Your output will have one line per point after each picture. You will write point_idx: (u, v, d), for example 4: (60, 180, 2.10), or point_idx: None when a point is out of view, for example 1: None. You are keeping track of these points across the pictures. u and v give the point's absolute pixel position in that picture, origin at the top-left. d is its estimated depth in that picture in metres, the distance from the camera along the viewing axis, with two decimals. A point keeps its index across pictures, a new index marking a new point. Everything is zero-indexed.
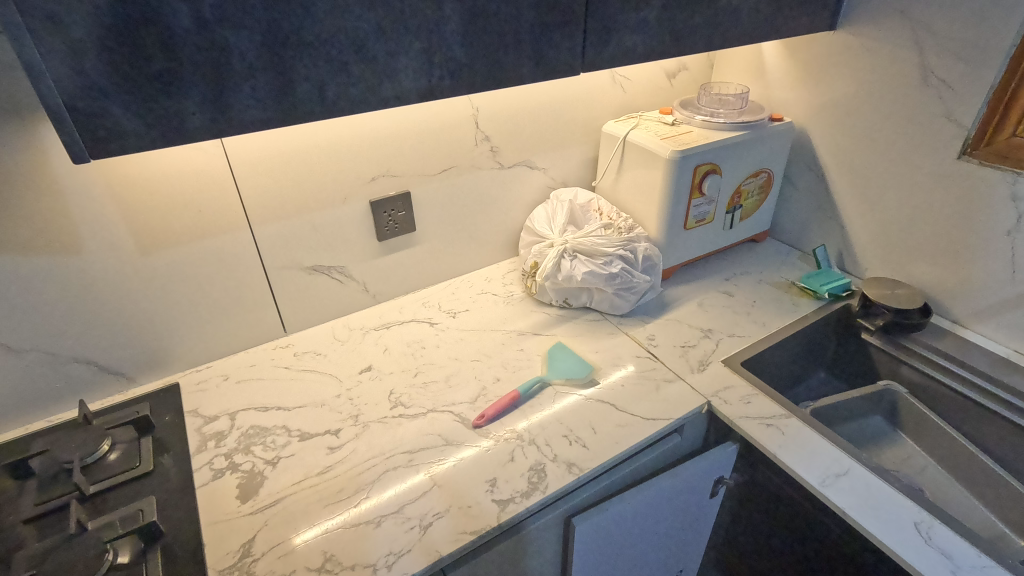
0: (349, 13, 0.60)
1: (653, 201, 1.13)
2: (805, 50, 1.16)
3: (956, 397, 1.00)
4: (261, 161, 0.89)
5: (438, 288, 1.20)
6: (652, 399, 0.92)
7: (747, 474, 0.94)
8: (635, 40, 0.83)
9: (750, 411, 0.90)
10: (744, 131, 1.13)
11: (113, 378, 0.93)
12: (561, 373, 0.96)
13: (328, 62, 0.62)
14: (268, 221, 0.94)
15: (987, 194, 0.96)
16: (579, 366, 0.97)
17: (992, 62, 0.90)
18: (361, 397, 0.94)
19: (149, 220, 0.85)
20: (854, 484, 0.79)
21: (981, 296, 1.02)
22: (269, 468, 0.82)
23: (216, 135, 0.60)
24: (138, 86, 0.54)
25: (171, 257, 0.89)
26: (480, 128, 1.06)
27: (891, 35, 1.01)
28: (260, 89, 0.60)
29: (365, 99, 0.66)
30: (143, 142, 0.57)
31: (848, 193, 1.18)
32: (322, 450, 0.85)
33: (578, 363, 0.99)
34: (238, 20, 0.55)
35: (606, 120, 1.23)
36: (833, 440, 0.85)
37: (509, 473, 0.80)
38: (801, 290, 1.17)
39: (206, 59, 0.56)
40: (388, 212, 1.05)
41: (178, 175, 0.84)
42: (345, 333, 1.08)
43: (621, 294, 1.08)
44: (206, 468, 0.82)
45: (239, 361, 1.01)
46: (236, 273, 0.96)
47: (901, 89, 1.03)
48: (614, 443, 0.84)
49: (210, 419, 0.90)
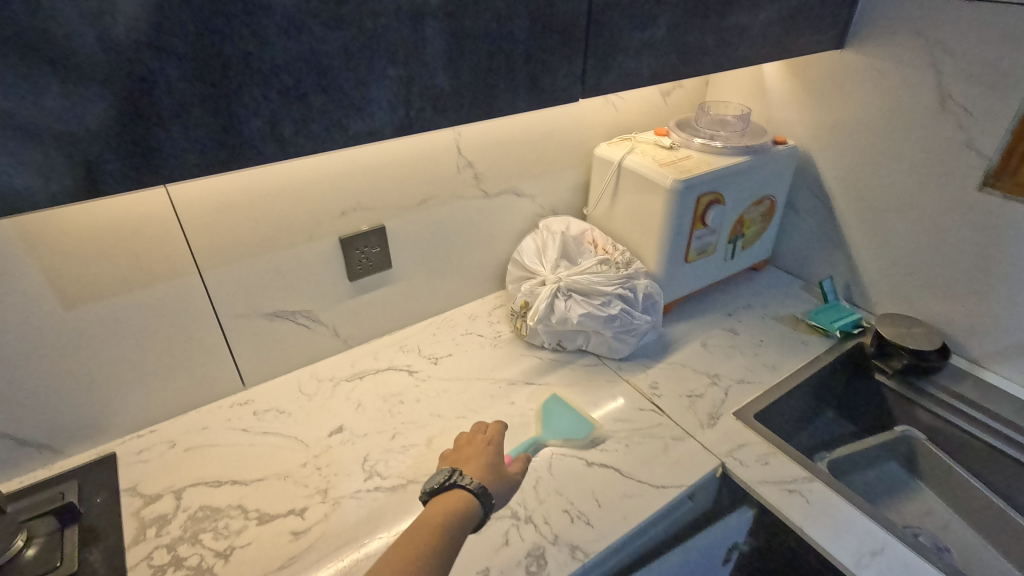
0: (310, 34, 0.49)
1: (653, 232, 1.04)
2: (809, 70, 1.08)
3: (980, 446, 0.93)
4: (210, 198, 0.76)
5: (418, 328, 1.09)
6: (661, 462, 0.82)
7: (764, 541, 0.84)
8: (641, 62, 0.73)
9: (769, 474, 0.81)
10: (748, 157, 1.05)
11: (35, 451, 0.79)
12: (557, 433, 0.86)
13: (284, 94, 0.50)
14: (220, 265, 0.82)
15: (1011, 229, 0.89)
16: (577, 424, 0.87)
17: (1018, 88, 0.83)
18: (331, 466, 0.82)
19: (74, 269, 0.72)
20: (892, 565, 0.70)
21: (1004, 336, 0.95)
22: (221, 562, 0.70)
23: (141, 185, 0.48)
24: (31, 129, 0.42)
25: (104, 311, 0.76)
26: (464, 154, 0.96)
27: (905, 56, 0.94)
28: (195, 127, 0.48)
29: (331, 136, 0.55)
30: (41, 198, 0.44)
31: (855, 222, 1.11)
32: (284, 536, 0.73)
33: (576, 419, 0.88)
34: (165, 44, 0.44)
35: (598, 143, 1.13)
36: (863, 509, 0.76)
37: (504, 562, 0.69)
38: (810, 326, 1.10)
39: (123, 92, 0.44)
40: (360, 249, 0.93)
41: (108, 217, 0.71)
42: (313, 384, 0.96)
43: (620, 337, 0.98)
44: (143, 565, 0.69)
45: (189, 423, 0.88)
46: (183, 324, 0.83)
47: (916, 115, 0.96)
48: (622, 519, 0.74)
49: (152, 499, 0.77)
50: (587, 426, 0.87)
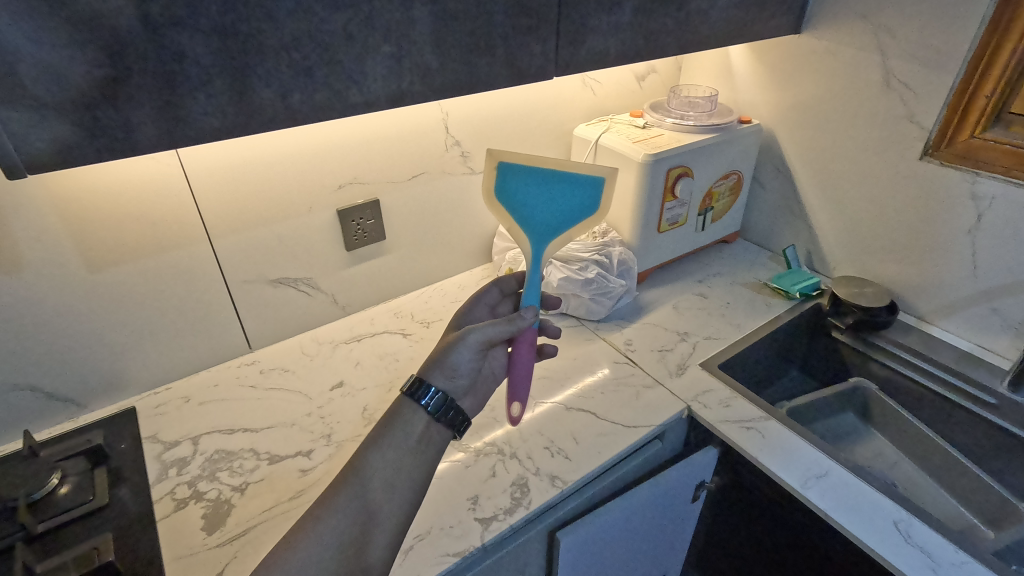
0: (314, 15, 0.57)
1: (627, 204, 1.12)
2: (772, 53, 1.17)
3: (923, 393, 1.02)
4: (219, 169, 0.84)
5: (411, 297, 1.17)
6: (633, 406, 0.91)
7: (728, 475, 0.94)
8: (609, 43, 0.81)
9: (730, 415, 0.90)
10: (715, 134, 1.13)
11: (61, 405, 0.87)
12: (572, 218, 0.77)
13: (291, 67, 0.58)
14: (228, 234, 0.89)
15: (948, 194, 0.98)
16: (592, 203, 0.76)
17: (951, 65, 0.92)
18: (334, 415, 0.90)
19: (96, 236, 0.79)
20: (834, 485, 0.79)
21: (945, 293, 1.04)
22: (237, 495, 0.78)
23: (169, 144, 0.56)
24: (80, 93, 0.49)
25: (124, 274, 0.83)
26: (451, 132, 1.04)
27: (855, 39, 1.03)
28: (217, 95, 0.55)
29: (333, 105, 0.63)
30: (87, 156, 0.52)
31: (815, 194, 1.20)
32: (294, 473, 0.81)
33: (564, 181, 0.75)
34: (191, 22, 0.51)
35: (577, 123, 1.21)
36: (812, 441, 0.85)
37: (490, 489, 0.77)
38: (773, 290, 1.19)
39: (158, 64, 0.51)
40: (357, 221, 1.01)
41: (129, 187, 0.78)
42: (315, 347, 1.04)
43: (597, 299, 1.07)
44: (168, 498, 0.77)
45: (201, 382, 0.96)
46: (196, 288, 0.91)
47: (865, 92, 1.05)
48: (598, 453, 0.83)
49: (171, 444, 0.85)
50: (501, 176, 0.77)
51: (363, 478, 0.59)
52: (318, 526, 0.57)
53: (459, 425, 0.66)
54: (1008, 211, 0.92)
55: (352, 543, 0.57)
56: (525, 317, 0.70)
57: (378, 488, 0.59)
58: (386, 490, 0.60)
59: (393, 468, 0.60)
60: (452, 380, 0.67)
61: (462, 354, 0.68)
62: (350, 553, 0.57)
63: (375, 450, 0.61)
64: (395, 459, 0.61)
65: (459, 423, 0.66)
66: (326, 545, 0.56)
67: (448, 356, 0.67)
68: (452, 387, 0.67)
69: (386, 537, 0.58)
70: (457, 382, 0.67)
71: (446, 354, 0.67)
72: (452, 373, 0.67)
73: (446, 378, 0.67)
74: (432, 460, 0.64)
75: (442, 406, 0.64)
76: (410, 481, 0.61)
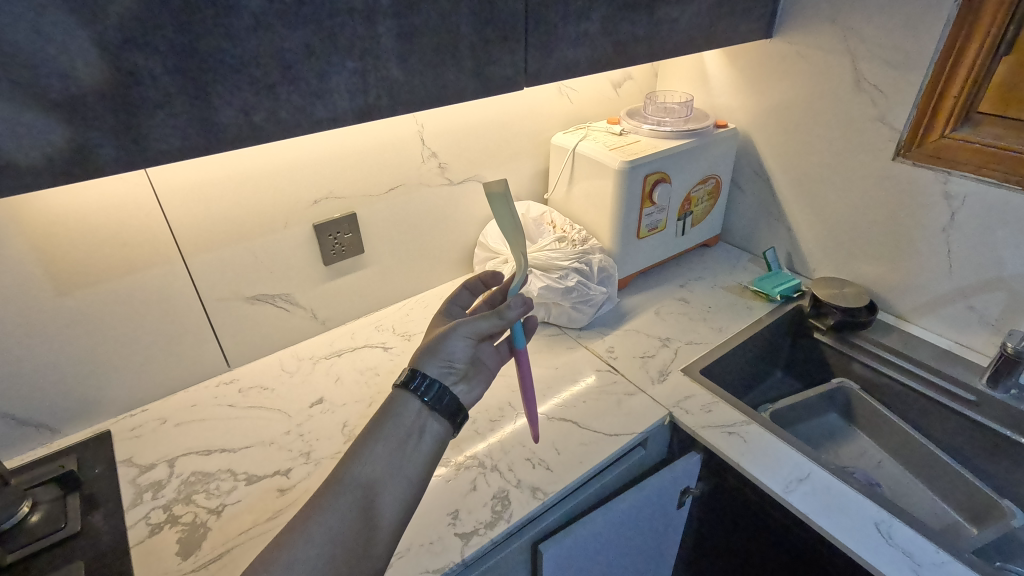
0: (274, 32, 0.56)
1: (606, 210, 1.12)
2: (745, 58, 1.18)
3: (905, 391, 1.02)
4: (190, 188, 0.83)
5: (392, 310, 1.16)
6: (615, 414, 0.90)
7: (712, 481, 0.93)
8: (578, 52, 0.81)
9: (712, 420, 0.89)
10: (691, 139, 1.13)
11: (34, 431, 0.85)
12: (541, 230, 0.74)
13: (253, 85, 0.58)
14: (202, 252, 0.88)
15: (921, 193, 0.98)
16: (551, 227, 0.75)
17: (919, 66, 0.93)
18: (314, 433, 0.89)
19: (65, 258, 0.78)
20: (816, 488, 0.79)
21: (923, 291, 1.05)
22: (213, 517, 0.76)
23: (129, 167, 0.55)
24: (33, 118, 0.48)
25: (95, 296, 0.82)
26: (427, 144, 1.03)
27: (825, 43, 1.04)
28: (177, 115, 0.55)
29: (298, 122, 0.62)
30: (43, 181, 0.51)
31: (793, 196, 1.20)
32: (272, 493, 0.79)
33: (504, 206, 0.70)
34: (148, 43, 0.51)
35: (554, 131, 1.22)
36: (793, 445, 0.85)
37: (471, 503, 0.77)
38: (755, 293, 1.20)
39: (114, 86, 0.51)
40: (334, 235, 1.00)
41: (98, 208, 0.77)
42: (294, 363, 1.03)
43: (578, 307, 1.07)
44: (142, 523, 0.75)
45: (178, 402, 0.95)
46: (170, 308, 0.89)
47: (837, 94, 1.05)
48: (580, 463, 0.82)
49: (147, 468, 0.84)
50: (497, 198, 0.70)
51: (354, 475, 0.57)
52: (312, 522, 0.54)
53: (454, 422, 0.63)
54: (980, 209, 0.92)
55: (353, 538, 0.54)
56: (514, 309, 0.68)
57: (369, 480, 0.57)
58: (382, 484, 0.57)
59: (388, 462, 0.58)
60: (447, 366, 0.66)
61: (454, 342, 0.67)
62: (347, 548, 0.53)
63: (365, 445, 0.58)
64: (387, 452, 0.58)
65: (455, 414, 0.63)
66: (322, 541, 0.53)
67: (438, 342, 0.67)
68: (447, 374, 0.66)
69: (388, 531, 0.55)
70: (453, 368, 0.66)
71: (436, 342, 0.67)
72: (445, 359, 0.66)
73: (439, 366, 0.66)
74: (431, 452, 0.61)
75: (434, 395, 0.62)
76: (405, 474, 0.58)
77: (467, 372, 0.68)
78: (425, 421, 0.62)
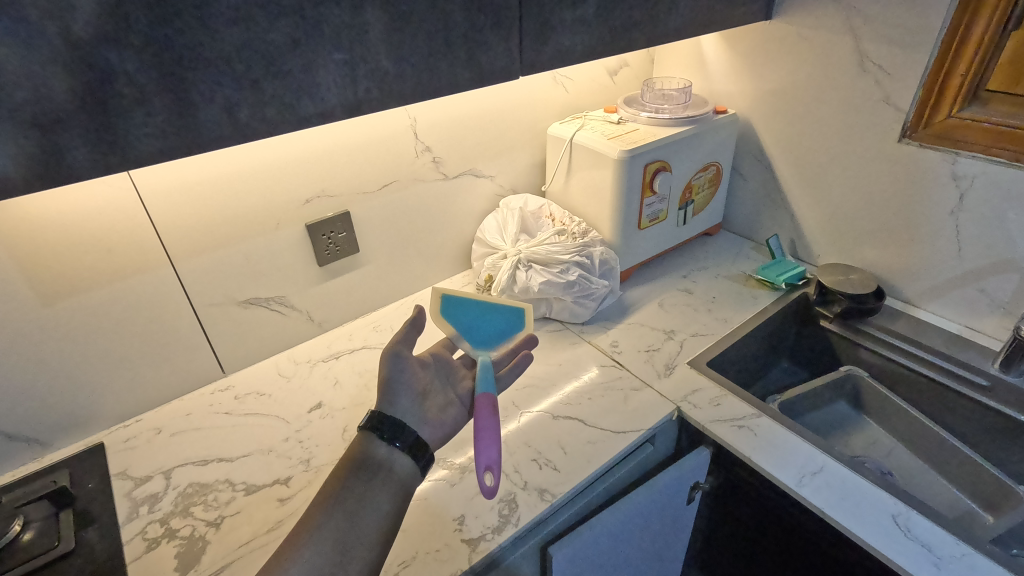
0: (255, 23, 0.53)
1: (606, 202, 1.09)
2: (743, 42, 1.16)
3: (915, 378, 1.01)
4: (175, 191, 0.80)
5: (390, 309, 1.14)
6: (620, 410, 0.88)
7: (722, 475, 0.91)
8: (575, 39, 0.79)
9: (721, 413, 0.87)
10: (691, 125, 1.10)
11: (24, 445, 0.83)
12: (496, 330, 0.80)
13: (235, 79, 0.55)
14: (191, 257, 0.85)
15: (929, 175, 0.96)
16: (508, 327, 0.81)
17: (925, 45, 0.90)
18: (313, 439, 0.87)
19: (46, 267, 0.75)
20: (830, 482, 0.77)
21: (931, 275, 1.03)
22: (212, 530, 0.74)
23: (106, 171, 0.52)
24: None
25: (82, 305, 0.79)
26: (420, 138, 1.00)
27: (827, 23, 1.01)
28: (156, 113, 0.52)
29: (284, 119, 0.60)
30: (14, 187, 0.48)
31: (795, 182, 1.18)
32: (272, 503, 0.77)
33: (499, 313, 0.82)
34: (120, 37, 0.48)
35: (550, 122, 1.19)
36: (805, 437, 0.83)
37: (478, 507, 0.74)
38: (759, 281, 1.17)
39: (84, 83, 0.48)
40: (327, 234, 0.97)
41: (79, 213, 0.74)
42: (291, 367, 1.01)
43: (580, 302, 1.05)
44: (138, 538, 0.73)
45: (173, 411, 0.93)
46: (160, 315, 0.87)
47: (840, 76, 1.03)
48: (586, 463, 0.80)
49: (142, 480, 0.81)
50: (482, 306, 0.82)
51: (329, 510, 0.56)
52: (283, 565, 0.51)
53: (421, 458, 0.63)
54: (990, 189, 0.90)
55: None
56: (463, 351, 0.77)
57: (345, 516, 0.55)
58: (355, 522, 0.55)
59: (360, 498, 0.57)
60: (405, 402, 0.67)
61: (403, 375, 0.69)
62: None
63: (338, 487, 0.58)
64: (360, 488, 0.58)
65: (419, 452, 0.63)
66: None
67: (393, 380, 0.69)
68: (408, 407, 0.67)
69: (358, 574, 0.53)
70: (410, 399, 0.68)
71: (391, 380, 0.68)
72: (402, 394, 0.68)
73: (398, 402, 0.67)
74: (402, 490, 0.60)
75: (396, 434, 0.62)
76: (377, 511, 0.57)
77: (427, 405, 0.69)
78: (392, 460, 0.61)
